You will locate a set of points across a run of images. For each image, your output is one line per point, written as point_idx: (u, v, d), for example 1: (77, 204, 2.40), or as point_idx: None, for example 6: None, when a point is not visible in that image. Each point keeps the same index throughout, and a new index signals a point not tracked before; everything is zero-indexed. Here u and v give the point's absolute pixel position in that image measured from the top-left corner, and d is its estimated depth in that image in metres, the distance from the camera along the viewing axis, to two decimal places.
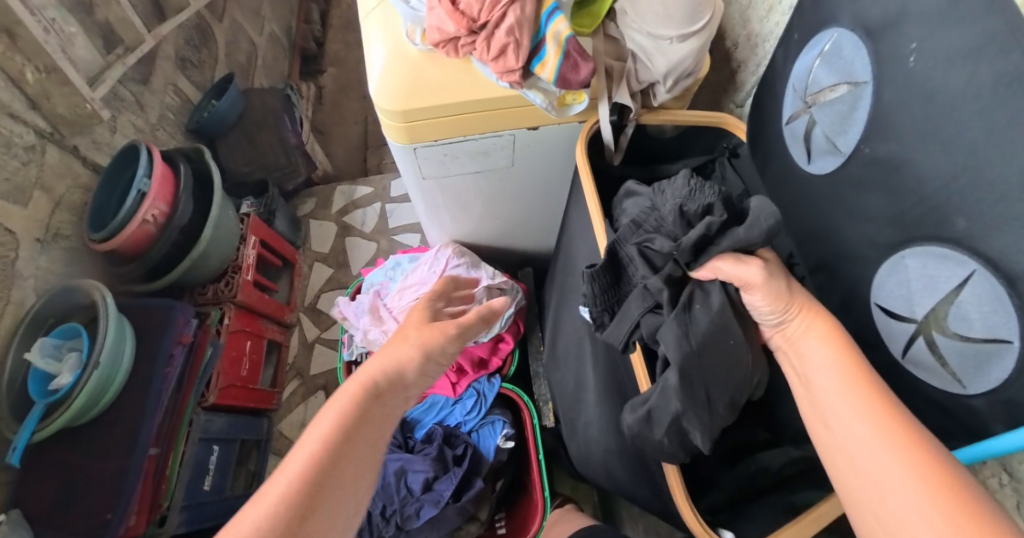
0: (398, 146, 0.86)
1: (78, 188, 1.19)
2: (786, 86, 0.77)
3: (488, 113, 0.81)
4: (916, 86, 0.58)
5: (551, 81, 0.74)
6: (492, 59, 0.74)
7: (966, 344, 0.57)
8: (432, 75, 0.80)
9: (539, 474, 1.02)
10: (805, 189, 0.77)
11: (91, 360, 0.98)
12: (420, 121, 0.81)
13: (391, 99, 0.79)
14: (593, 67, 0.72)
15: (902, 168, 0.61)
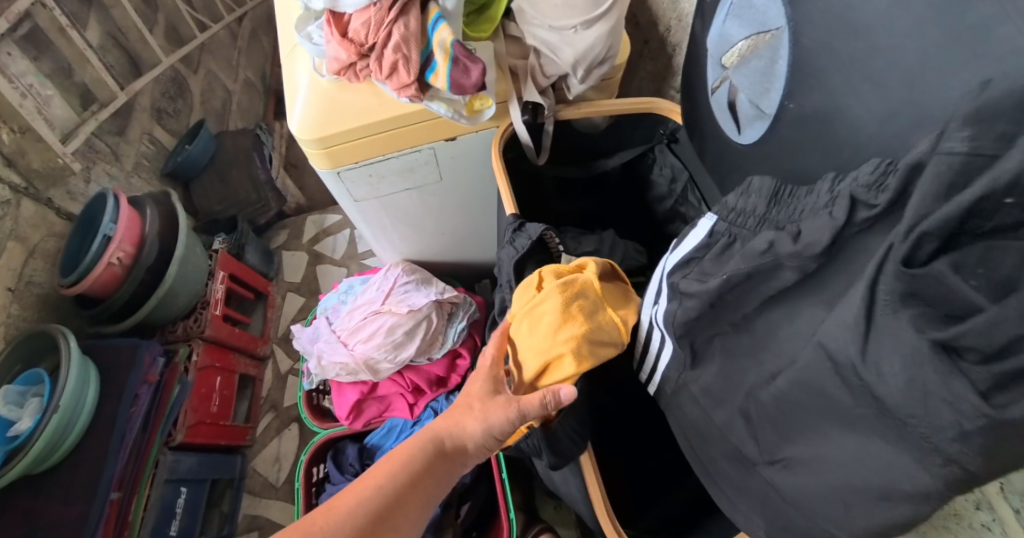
0: (324, 173, 0.85)
1: (52, 237, 1.23)
2: (708, 55, 0.72)
3: (400, 131, 0.80)
4: (835, 20, 0.51)
5: (446, 89, 0.72)
6: (386, 77, 0.72)
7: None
8: (342, 102, 0.79)
9: (502, 494, 0.92)
10: (740, 163, 0.69)
11: (52, 404, 0.98)
12: (335, 147, 0.80)
13: (306, 132, 0.79)
14: (482, 67, 0.70)
15: (833, 118, 0.53)
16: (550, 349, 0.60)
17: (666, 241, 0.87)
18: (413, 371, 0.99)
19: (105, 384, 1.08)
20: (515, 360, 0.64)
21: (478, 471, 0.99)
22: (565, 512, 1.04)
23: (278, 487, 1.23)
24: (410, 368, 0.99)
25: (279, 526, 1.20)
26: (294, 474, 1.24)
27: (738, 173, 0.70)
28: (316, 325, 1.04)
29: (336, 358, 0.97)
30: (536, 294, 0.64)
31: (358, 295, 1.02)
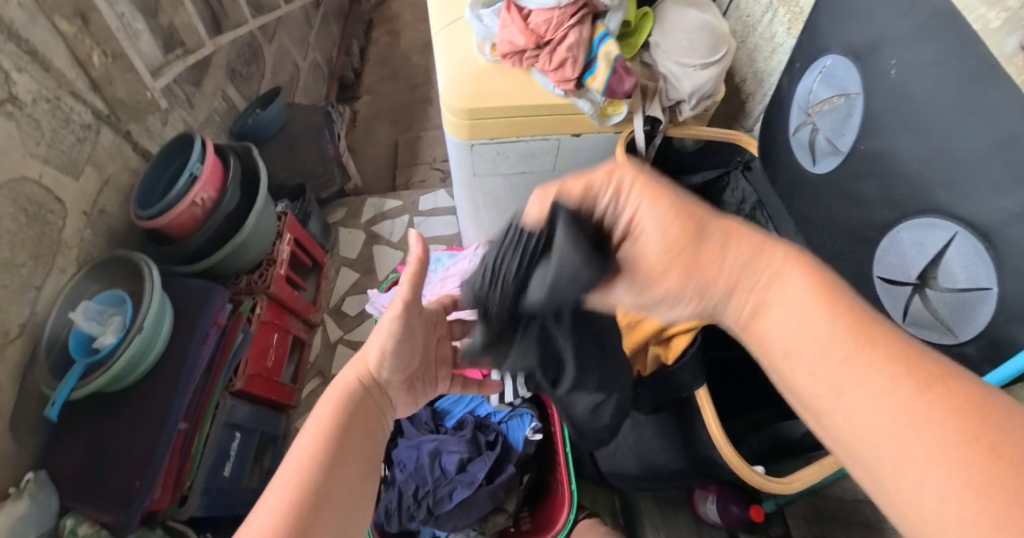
0: (459, 143, 0.99)
1: (127, 171, 1.25)
2: (792, 104, 0.91)
3: (540, 118, 0.95)
4: (895, 91, 0.71)
5: (600, 91, 0.90)
6: (552, 69, 0.90)
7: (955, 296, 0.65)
8: (498, 83, 0.94)
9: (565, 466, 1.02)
10: (807, 188, 0.86)
11: (135, 325, 0.99)
12: (481, 120, 0.94)
13: (459, 100, 0.93)
14: (635, 80, 0.89)
15: (890, 158, 0.71)
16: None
17: None
18: None
19: (177, 319, 1.09)
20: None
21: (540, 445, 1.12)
22: (601, 502, 1.17)
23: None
24: None
25: None
26: None
27: (806, 194, 0.86)
28: None
29: None
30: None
31: (446, 266, 1.14)
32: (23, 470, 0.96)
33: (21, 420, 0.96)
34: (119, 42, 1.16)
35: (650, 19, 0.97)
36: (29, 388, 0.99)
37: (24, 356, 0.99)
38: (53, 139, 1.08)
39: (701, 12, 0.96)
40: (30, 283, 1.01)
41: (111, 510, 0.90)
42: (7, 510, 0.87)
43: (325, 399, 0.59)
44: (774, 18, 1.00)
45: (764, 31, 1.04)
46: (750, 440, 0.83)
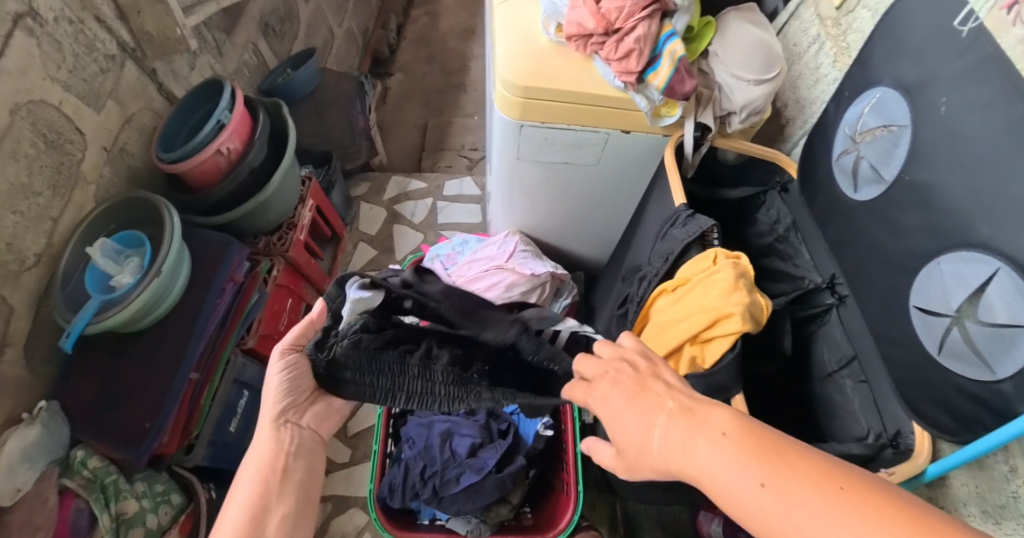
0: (508, 121, 0.98)
1: (150, 111, 1.21)
2: (837, 131, 0.93)
3: (595, 108, 0.95)
4: (944, 128, 0.73)
5: (660, 87, 0.90)
6: (616, 59, 0.90)
7: (992, 331, 0.64)
8: (559, 66, 0.94)
9: (574, 466, 1.02)
10: (846, 213, 0.88)
11: (153, 268, 0.96)
12: (535, 100, 0.94)
13: (518, 77, 0.93)
14: (695, 84, 0.90)
15: (935, 191, 0.74)
16: (712, 310, 0.79)
17: (759, 271, 1.04)
18: None
19: (196, 269, 1.06)
20: (681, 314, 0.82)
21: (551, 442, 1.12)
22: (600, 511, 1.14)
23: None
24: None
25: None
26: None
27: (844, 220, 0.89)
28: (430, 269, 1.13)
29: None
30: (713, 267, 0.82)
31: (474, 249, 1.14)
32: (36, 398, 0.96)
33: (36, 348, 0.97)
34: None
35: (712, 29, 1.00)
36: (44, 316, 0.98)
37: (40, 286, 0.98)
38: (73, 64, 1.03)
39: (760, 29, 0.98)
40: (47, 214, 0.99)
41: (120, 448, 0.90)
42: (20, 434, 0.87)
43: (257, 444, 0.71)
44: (821, 50, 1.05)
45: (809, 60, 1.08)
46: None
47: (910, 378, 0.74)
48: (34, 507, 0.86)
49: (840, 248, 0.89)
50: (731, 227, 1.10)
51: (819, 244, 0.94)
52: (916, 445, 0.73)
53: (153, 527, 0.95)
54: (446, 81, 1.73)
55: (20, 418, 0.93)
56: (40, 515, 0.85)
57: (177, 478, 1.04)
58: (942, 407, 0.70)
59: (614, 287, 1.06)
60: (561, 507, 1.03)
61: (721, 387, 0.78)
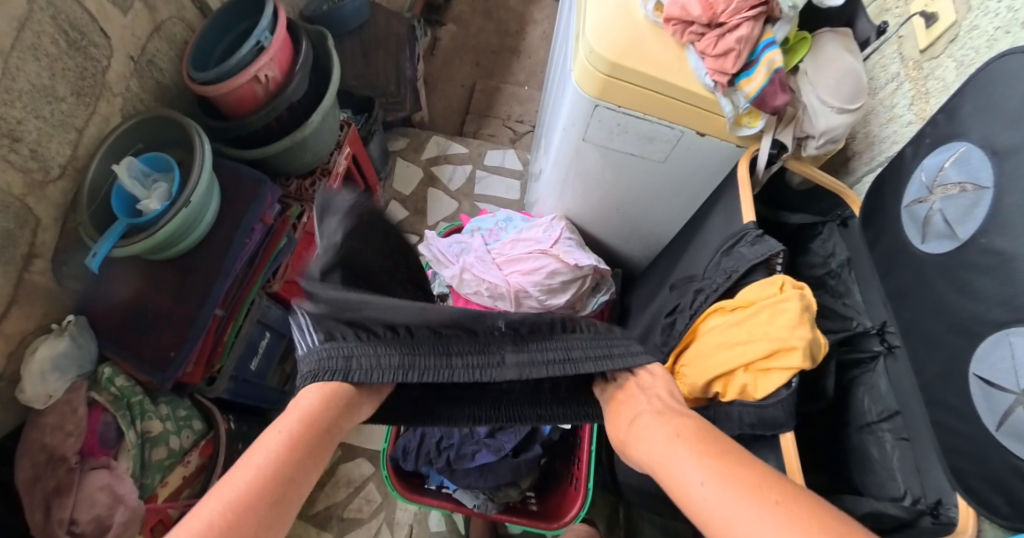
0: (584, 98, 0.92)
1: (182, 21, 1.08)
2: (913, 176, 0.92)
3: (677, 102, 0.89)
4: None
5: (751, 96, 0.85)
6: (713, 55, 0.83)
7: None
8: (651, 48, 0.87)
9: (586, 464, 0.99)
10: (917, 267, 0.88)
11: (181, 198, 0.89)
12: (618, 80, 0.87)
13: (607, 51, 0.85)
14: (786, 99, 0.84)
15: (1013, 261, 0.74)
16: (776, 341, 0.72)
17: None
18: None
19: (225, 203, 0.99)
20: (743, 338, 0.76)
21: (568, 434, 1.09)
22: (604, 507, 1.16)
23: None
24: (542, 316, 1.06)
25: None
26: None
27: (908, 270, 0.90)
28: (466, 243, 1.09)
29: (488, 277, 1.02)
30: (781, 294, 0.76)
31: (519, 227, 1.08)
32: (64, 311, 0.94)
33: (65, 262, 0.93)
34: None
35: (806, 47, 0.94)
36: (70, 231, 0.93)
37: (65, 199, 0.92)
38: None
39: (855, 58, 0.94)
40: (72, 122, 0.91)
41: (146, 371, 0.89)
42: (49, 343, 0.85)
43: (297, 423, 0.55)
44: (900, 89, 1.02)
45: (886, 98, 1.05)
46: None
47: (964, 450, 0.77)
48: (65, 414, 0.85)
49: (899, 298, 0.91)
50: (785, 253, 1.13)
51: (875, 289, 0.96)
52: (961, 518, 0.77)
53: (175, 449, 0.94)
54: (503, 40, 1.61)
55: (49, 328, 0.92)
56: (70, 423, 0.85)
57: (199, 407, 1.01)
58: (997, 489, 0.73)
59: (657, 296, 1.05)
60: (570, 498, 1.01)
61: (772, 422, 0.73)
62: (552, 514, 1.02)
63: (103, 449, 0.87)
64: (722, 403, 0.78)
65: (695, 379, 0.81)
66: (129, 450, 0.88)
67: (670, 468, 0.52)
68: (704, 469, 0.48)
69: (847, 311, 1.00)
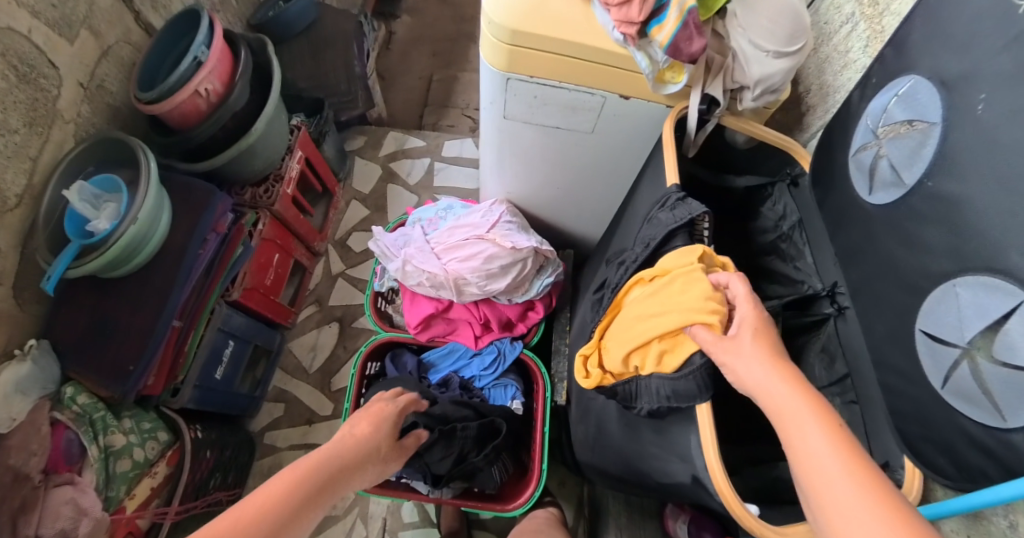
0: (496, 73, 0.93)
1: (129, 45, 1.14)
2: (861, 122, 0.86)
3: (589, 65, 0.88)
4: (982, 132, 0.66)
5: (664, 44, 0.81)
6: (616, 5, 0.81)
7: (1011, 372, 0.60)
8: (554, 8, 0.86)
9: (540, 447, 1.04)
10: (866, 221, 0.82)
11: (130, 214, 0.92)
12: (523, 48, 0.87)
13: (508, 20, 0.85)
14: (703, 42, 0.81)
15: (960, 205, 0.68)
16: (687, 309, 0.69)
17: (757, 271, 1.02)
18: (489, 305, 1.09)
19: (175, 215, 1.02)
20: (658, 308, 0.73)
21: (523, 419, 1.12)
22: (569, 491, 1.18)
23: (308, 372, 1.24)
24: (488, 303, 1.09)
25: (304, 406, 1.22)
26: (327, 366, 1.24)
27: (856, 226, 0.84)
28: (409, 233, 1.11)
29: (427, 267, 1.05)
30: (696, 264, 0.72)
31: (459, 216, 1.10)
32: (29, 334, 0.99)
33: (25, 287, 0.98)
34: None
35: None
36: (29, 258, 0.99)
37: (23, 227, 0.97)
38: None
39: None
40: (26, 152, 0.96)
41: (106, 385, 0.91)
42: (12, 367, 0.87)
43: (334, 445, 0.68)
44: (855, 30, 0.94)
45: (840, 43, 0.97)
46: (745, 472, 0.79)
47: (911, 413, 0.72)
48: (30, 434, 0.85)
49: (849, 259, 0.85)
50: (737, 221, 1.07)
51: (825, 250, 0.91)
52: (907, 481, 0.73)
53: (139, 460, 0.95)
54: (459, 26, 1.60)
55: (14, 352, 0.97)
56: (35, 442, 0.85)
57: (164, 418, 1.03)
58: (942, 449, 0.68)
59: (597, 273, 1.03)
60: (525, 480, 1.06)
61: (686, 394, 0.70)
62: (507, 498, 1.04)
63: (67, 465, 0.88)
64: (642, 377, 0.76)
65: (618, 353, 0.78)
66: (92, 463, 0.89)
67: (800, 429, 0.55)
68: (838, 457, 0.52)
69: (799, 274, 0.95)
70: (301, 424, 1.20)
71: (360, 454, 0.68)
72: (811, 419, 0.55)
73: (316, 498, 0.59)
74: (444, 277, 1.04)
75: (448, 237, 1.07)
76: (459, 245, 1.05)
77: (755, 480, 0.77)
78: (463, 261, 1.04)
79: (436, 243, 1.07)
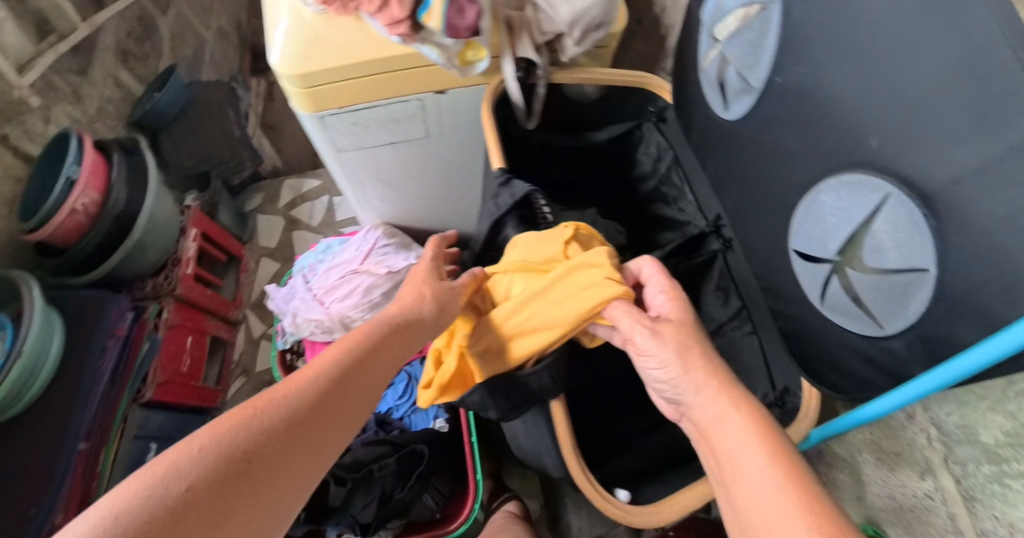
0: (304, 116, 0.85)
1: (9, 180, 1.15)
2: (700, 26, 0.72)
3: (386, 76, 0.80)
4: None
5: (439, 30, 0.71)
6: (377, 11, 0.72)
7: (880, 280, 0.52)
8: (324, 34, 0.77)
9: (472, 458, 0.99)
10: (728, 140, 0.71)
11: (15, 348, 0.92)
12: (311, 85, 0.79)
13: (282, 64, 0.77)
14: (478, 7, 0.72)
15: (815, 92, 0.57)
16: (587, 299, 0.62)
17: (646, 227, 0.88)
18: None
19: (69, 335, 1.02)
20: (546, 301, 0.64)
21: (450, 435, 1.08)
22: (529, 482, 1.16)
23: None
24: None
25: None
26: None
27: (720, 146, 0.73)
28: (293, 284, 1.05)
29: (312, 316, 0.98)
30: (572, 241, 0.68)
31: (337, 254, 1.04)
32: None
33: None
34: None
35: None
36: None
37: None
38: None
39: None
40: None
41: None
42: None
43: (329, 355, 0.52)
44: None
45: None
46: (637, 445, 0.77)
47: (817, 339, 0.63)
48: None
49: (722, 185, 0.75)
50: None
51: (701, 181, 0.79)
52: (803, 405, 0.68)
53: None
54: None
55: None
56: None
57: None
58: (846, 376, 0.60)
59: None
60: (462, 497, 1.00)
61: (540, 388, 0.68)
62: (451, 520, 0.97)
63: None
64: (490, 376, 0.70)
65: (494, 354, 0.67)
66: None
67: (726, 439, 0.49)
68: (764, 464, 0.45)
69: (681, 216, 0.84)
70: None
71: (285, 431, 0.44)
72: (733, 426, 0.49)
73: (262, 482, 0.41)
74: (330, 322, 0.97)
75: (325, 279, 1.00)
76: (337, 284, 0.98)
77: (650, 448, 0.76)
78: (344, 299, 0.97)
79: (313, 289, 1.00)
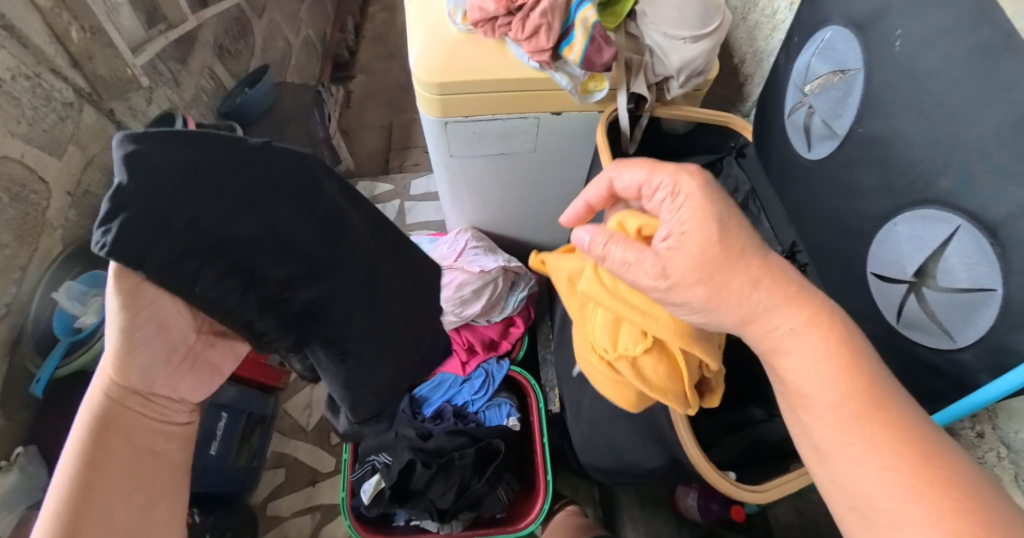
0: (431, 121, 0.95)
1: (111, 151, 1.23)
2: (789, 83, 0.86)
3: (516, 93, 0.90)
4: (898, 65, 0.66)
5: (577, 62, 0.83)
6: (526, 38, 0.84)
7: (953, 297, 0.63)
8: (471, 51, 0.90)
9: (541, 461, 1.06)
10: (806, 177, 0.84)
11: None
12: (451, 95, 0.90)
13: (428, 73, 0.88)
14: (615, 51, 0.81)
15: (891, 141, 0.68)
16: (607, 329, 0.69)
17: None
18: (470, 329, 1.12)
19: None
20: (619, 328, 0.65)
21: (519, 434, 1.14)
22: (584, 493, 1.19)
23: (307, 431, 1.27)
24: (468, 327, 1.12)
25: (304, 467, 1.23)
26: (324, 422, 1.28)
27: (800, 182, 0.85)
28: None
29: None
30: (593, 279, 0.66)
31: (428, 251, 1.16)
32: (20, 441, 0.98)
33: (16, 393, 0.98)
34: (96, 16, 1.14)
35: None
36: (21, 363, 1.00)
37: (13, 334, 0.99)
38: (33, 117, 1.05)
39: None
40: (16, 262, 0.99)
41: None
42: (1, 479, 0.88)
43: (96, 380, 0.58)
44: None
45: (765, 8, 0.96)
46: (723, 442, 0.78)
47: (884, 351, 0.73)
48: None
49: (800, 216, 0.87)
50: None
51: (778, 211, 0.93)
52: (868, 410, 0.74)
53: None
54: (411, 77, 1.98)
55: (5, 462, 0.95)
56: None
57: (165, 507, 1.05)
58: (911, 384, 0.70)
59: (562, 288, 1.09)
60: (530, 498, 1.08)
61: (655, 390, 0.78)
62: (516, 517, 1.05)
63: None
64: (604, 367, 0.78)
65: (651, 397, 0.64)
66: None
67: (820, 411, 0.48)
68: (862, 437, 0.46)
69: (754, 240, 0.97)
70: (304, 487, 1.21)
71: (100, 449, 0.55)
72: (831, 384, 0.48)
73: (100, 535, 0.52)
74: None
75: None
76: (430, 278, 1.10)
77: (733, 448, 0.78)
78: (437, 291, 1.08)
79: None
